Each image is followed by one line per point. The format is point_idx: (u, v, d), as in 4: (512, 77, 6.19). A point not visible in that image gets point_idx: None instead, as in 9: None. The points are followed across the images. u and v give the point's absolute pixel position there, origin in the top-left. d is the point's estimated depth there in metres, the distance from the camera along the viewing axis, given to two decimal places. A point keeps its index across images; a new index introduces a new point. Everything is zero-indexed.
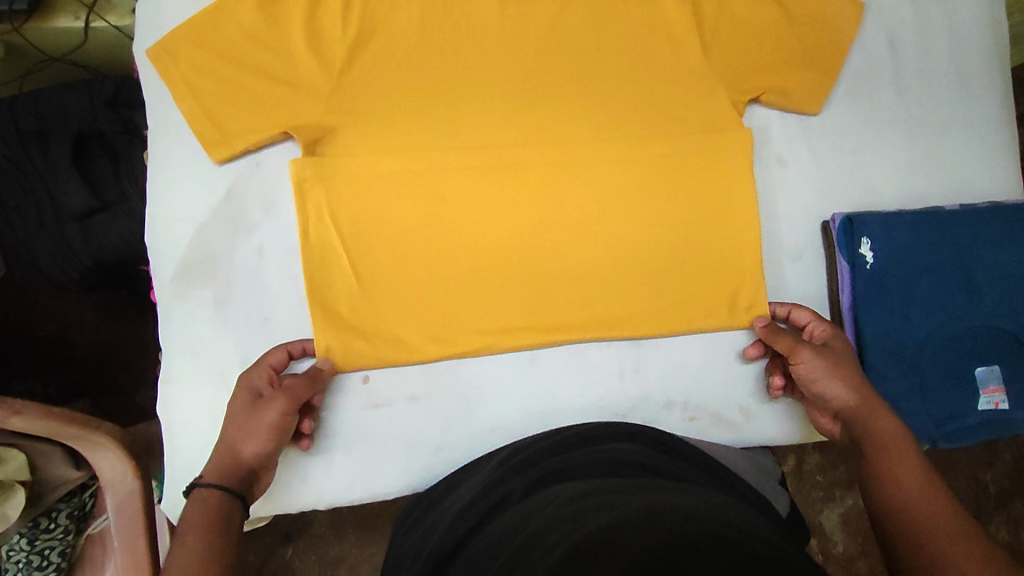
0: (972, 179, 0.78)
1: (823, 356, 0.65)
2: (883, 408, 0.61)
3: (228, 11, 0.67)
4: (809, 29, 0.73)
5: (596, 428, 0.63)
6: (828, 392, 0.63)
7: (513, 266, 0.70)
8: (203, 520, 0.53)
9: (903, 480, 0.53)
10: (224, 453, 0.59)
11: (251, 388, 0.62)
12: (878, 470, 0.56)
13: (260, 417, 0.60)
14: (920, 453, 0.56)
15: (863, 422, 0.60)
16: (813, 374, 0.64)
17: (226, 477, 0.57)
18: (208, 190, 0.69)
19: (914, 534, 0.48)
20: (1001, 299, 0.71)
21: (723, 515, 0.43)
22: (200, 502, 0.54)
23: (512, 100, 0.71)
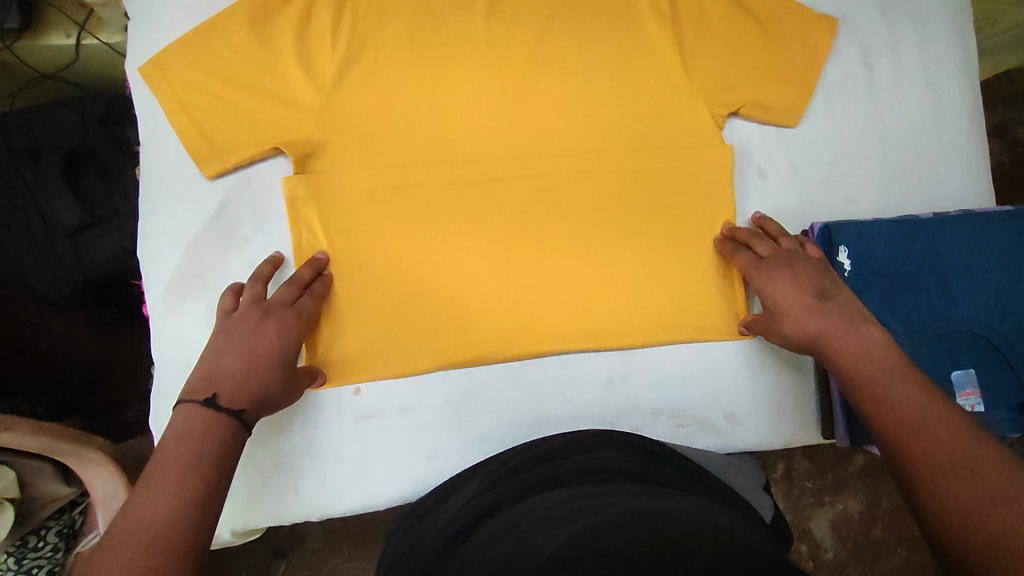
0: (944, 191, 0.78)
1: (764, 278, 0.68)
2: (849, 322, 0.63)
3: (219, 32, 0.68)
4: (788, 40, 0.75)
5: (584, 436, 0.65)
6: (787, 322, 0.66)
7: (503, 277, 0.70)
8: (199, 436, 0.56)
9: (895, 393, 0.56)
10: (239, 371, 0.60)
11: (286, 325, 0.63)
12: (866, 388, 0.58)
13: (279, 344, 0.62)
14: (897, 358, 0.59)
15: (825, 347, 0.62)
16: (768, 304, 0.67)
17: (244, 401, 0.59)
18: (199, 206, 0.69)
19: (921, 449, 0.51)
20: (977, 303, 0.71)
21: (702, 515, 0.44)
22: (200, 413, 0.57)
23: (498, 116, 0.72)
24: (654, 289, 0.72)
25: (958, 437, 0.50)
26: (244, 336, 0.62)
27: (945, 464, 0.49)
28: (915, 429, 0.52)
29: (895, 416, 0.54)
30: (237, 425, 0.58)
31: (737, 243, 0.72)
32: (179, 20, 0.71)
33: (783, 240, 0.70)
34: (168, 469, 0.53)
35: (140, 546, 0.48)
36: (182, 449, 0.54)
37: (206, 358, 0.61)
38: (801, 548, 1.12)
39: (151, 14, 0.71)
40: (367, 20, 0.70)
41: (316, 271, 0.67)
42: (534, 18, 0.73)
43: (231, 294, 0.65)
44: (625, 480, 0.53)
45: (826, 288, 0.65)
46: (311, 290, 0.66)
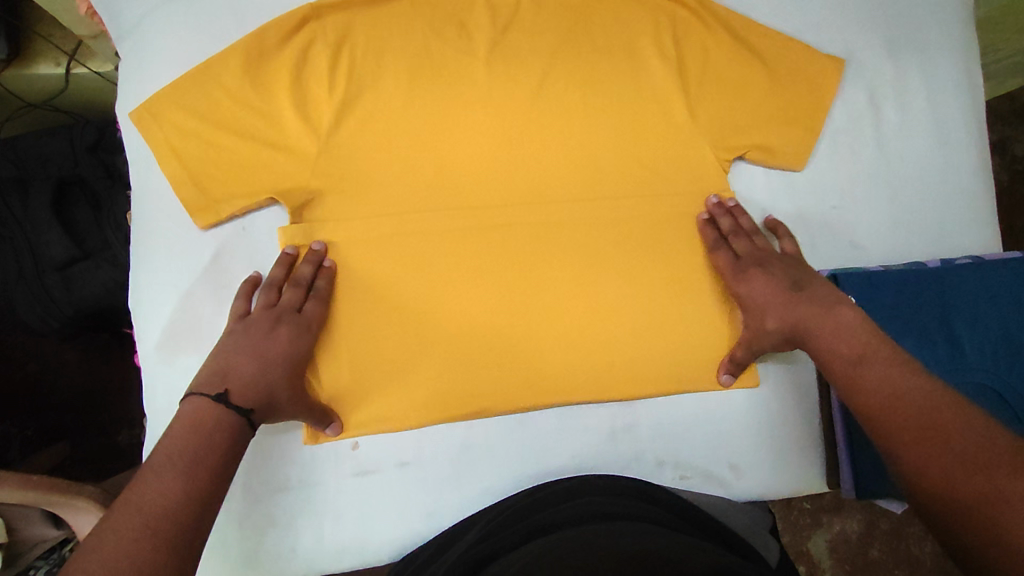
0: (951, 236, 0.77)
1: (741, 281, 0.67)
2: (830, 305, 0.61)
3: (214, 76, 0.66)
4: (793, 82, 0.74)
5: (586, 482, 0.64)
6: (766, 322, 0.65)
7: (505, 323, 0.69)
8: (207, 433, 0.54)
9: (869, 375, 0.55)
10: (251, 371, 0.59)
11: (295, 328, 0.63)
12: (842, 373, 0.57)
13: (288, 353, 0.62)
14: (877, 335, 0.58)
15: (810, 334, 0.61)
16: (748, 306, 0.67)
17: (252, 401, 0.58)
18: (193, 254, 0.67)
19: (898, 427, 0.51)
20: (987, 356, 0.70)
21: (696, 559, 0.45)
22: (199, 408, 0.55)
23: (498, 158, 0.70)
24: (659, 337, 0.71)
25: (932, 410, 0.50)
26: (255, 340, 0.61)
27: (916, 441, 0.49)
28: (889, 409, 0.52)
29: (870, 400, 0.54)
30: (242, 423, 0.56)
31: (717, 237, 0.71)
32: (172, 63, 0.69)
33: (757, 238, 0.70)
34: (174, 464, 0.51)
35: (144, 535, 0.46)
36: (189, 442, 0.53)
37: (215, 356, 0.60)
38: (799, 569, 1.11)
39: (142, 56, 0.69)
40: (364, 62, 0.68)
41: (316, 266, 0.66)
42: (535, 58, 0.71)
43: (243, 298, 0.65)
44: (622, 517, 0.54)
45: (800, 280, 0.65)
46: (314, 291, 0.65)
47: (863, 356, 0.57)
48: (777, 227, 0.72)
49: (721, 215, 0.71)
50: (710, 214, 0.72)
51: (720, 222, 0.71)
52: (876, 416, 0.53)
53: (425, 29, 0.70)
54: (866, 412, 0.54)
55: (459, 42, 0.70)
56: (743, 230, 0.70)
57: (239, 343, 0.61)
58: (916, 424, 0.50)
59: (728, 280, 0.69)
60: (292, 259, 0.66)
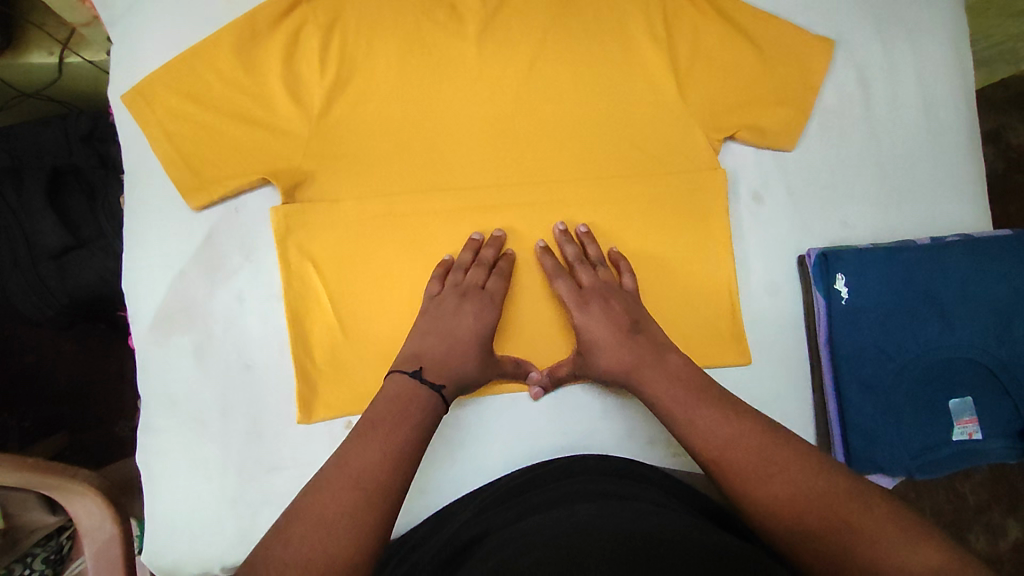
0: (940, 214, 0.77)
1: (581, 310, 0.66)
2: (654, 358, 0.63)
3: (205, 58, 0.66)
4: (783, 63, 0.74)
5: (581, 460, 0.64)
6: (602, 356, 0.64)
7: (497, 305, 0.69)
8: (406, 406, 0.57)
9: (701, 419, 0.57)
10: (442, 352, 0.63)
11: (477, 296, 0.66)
12: (675, 416, 0.59)
13: (477, 327, 0.65)
14: (695, 376, 0.61)
15: (640, 384, 0.62)
16: (582, 336, 0.66)
17: (445, 378, 0.61)
18: (187, 236, 0.68)
19: (731, 474, 0.53)
20: (974, 331, 0.71)
21: (688, 531, 0.46)
22: (400, 384, 0.59)
23: (491, 140, 0.70)
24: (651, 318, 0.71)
25: (759, 450, 0.53)
26: (443, 320, 0.64)
27: (761, 472, 0.52)
28: (724, 454, 0.54)
29: (710, 436, 0.56)
30: (439, 399, 0.59)
31: (559, 265, 0.68)
32: (163, 46, 0.69)
33: (601, 270, 0.69)
34: (383, 427, 0.54)
35: (361, 490, 0.49)
36: (393, 408, 0.56)
37: (410, 339, 0.64)
38: None
39: (133, 40, 0.69)
40: (356, 45, 0.69)
41: (498, 250, 0.69)
42: (527, 40, 0.71)
43: (439, 280, 0.67)
44: (620, 496, 0.54)
45: (640, 321, 0.66)
46: (497, 270, 0.68)
47: (692, 395, 0.59)
48: (620, 260, 0.70)
49: (568, 243, 0.69)
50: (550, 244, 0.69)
51: (565, 251, 0.69)
52: (716, 458, 0.54)
53: (417, 13, 0.70)
54: (701, 457, 0.56)
55: (451, 26, 0.71)
56: (589, 260, 0.69)
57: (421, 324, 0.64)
58: (757, 457, 0.53)
59: (568, 309, 0.67)
60: (478, 245, 0.68)
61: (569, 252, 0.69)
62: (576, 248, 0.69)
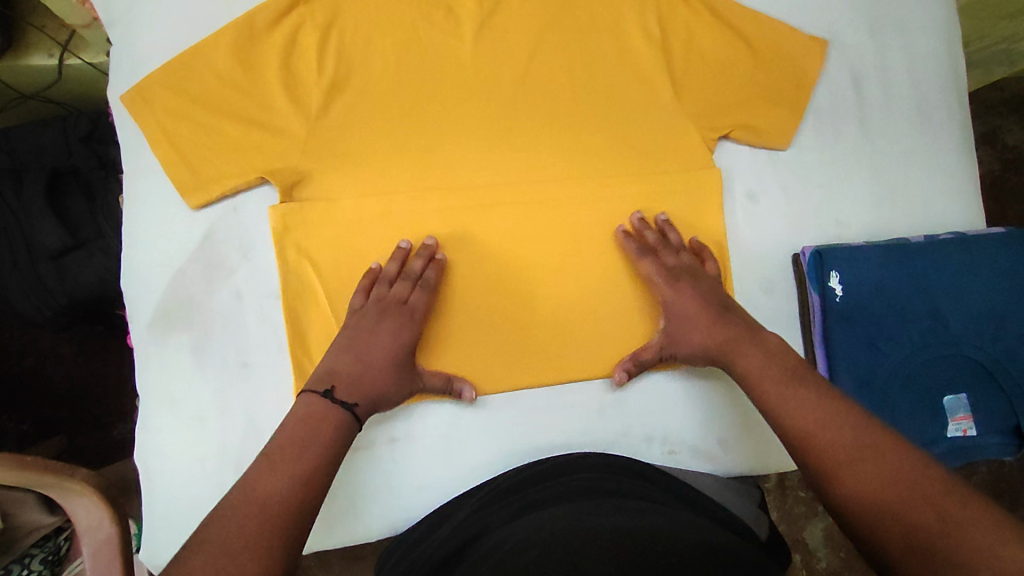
0: (934, 212, 0.78)
1: (673, 289, 0.68)
2: (747, 336, 0.65)
3: (204, 58, 0.67)
4: (777, 63, 0.75)
5: (578, 458, 0.65)
6: (693, 334, 0.67)
7: (494, 303, 0.70)
8: (314, 428, 0.57)
9: (796, 401, 0.57)
10: (355, 370, 0.62)
11: (398, 312, 0.65)
12: (768, 399, 0.60)
13: (393, 345, 0.64)
14: (783, 361, 0.62)
15: (731, 358, 0.64)
16: (672, 316, 0.68)
17: (357, 397, 0.61)
18: (185, 235, 0.68)
19: (816, 452, 0.53)
20: (968, 328, 0.71)
21: (687, 530, 0.46)
22: (307, 404, 0.59)
23: (487, 140, 0.71)
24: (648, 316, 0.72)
25: (855, 433, 0.52)
26: (361, 337, 0.64)
27: (847, 459, 0.51)
28: (814, 435, 0.54)
29: (802, 420, 0.56)
30: (349, 418, 0.59)
31: (642, 248, 0.70)
32: (162, 47, 0.70)
33: (684, 253, 0.71)
34: (291, 451, 0.54)
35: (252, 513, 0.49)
36: (298, 431, 0.56)
37: (327, 357, 0.63)
38: (796, 558, 1.11)
39: (132, 40, 0.70)
40: (353, 45, 0.69)
41: (427, 260, 0.67)
42: (523, 41, 0.72)
43: (363, 292, 0.66)
44: (613, 492, 0.55)
45: (727, 301, 0.68)
46: (422, 281, 0.67)
47: (790, 377, 0.60)
48: (666, 226, 0.71)
49: (647, 229, 0.71)
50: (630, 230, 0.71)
51: (646, 236, 0.71)
52: (806, 439, 0.54)
53: (414, 13, 0.71)
54: (790, 437, 0.56)
55: (447, 26, 0.71)
56: (670, 244, 0.71)
57: (339, 341, 0.64)
58: (849, 445, 0.52)
59: (658, 288, 0.69)
60: (405, 254, 0.67)
61: (648, 237, 0.70)
62: (654, 233, 0.71)
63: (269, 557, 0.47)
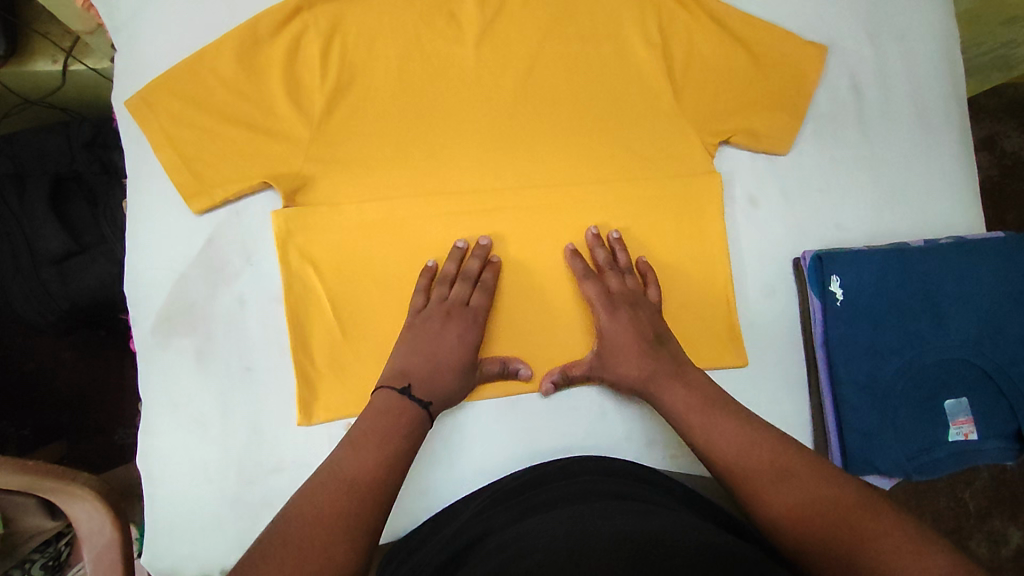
0: (933, 217, 0.78)
1: (609, 316, 0.68)
2: (673, 373, 0.65)
3: (207, 64, 0.67)
4: (777, 68, 0.75)
5: (580, 461, 0.65)
6: (621, 365, 0.67)
7: (496, 308, 0.70)
8: (393, 422, 0.59)
9: (716, 428, 0.60)
10: (427, 371, 0.64)
11: (461, 312, 0.67)
12: (691, 424, 0.61)
13: (460, 345, 0.66)
14: (706, 395, 0.63)
15: (654, 395, 0.65)
16: (605, 342, 0.68)
17: (431, 396, 0.63)
18: (188, 240, 0.68)
19: (741, 474, 0.55)
20: (968, 332, 0.71)
21: (689, 533, 0.46)
22: (386, 400, 0.60)
23: (489, 145, 0.71)
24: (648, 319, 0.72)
25: (772, 455, 0.56)
26: (427, 337, 0.65)
27: (771, 480, 0.54)
28: (737, 458, 0.57)
29: (724, 445, 0.58)
30: (425, 415, 0.61)
31: (588, 269, 0.70)
32: (165, 53, 0.70)
33: (629, 277, 0.70)
34: (372, 439, 0.57)
35: (339, 488, 0.52)
36: (379, 423, 0.58)
37: (396, 356, 0.65)
38: None
39: (136, 47, 0.70)
40: (356, 51, 0.70)
41: (483, 261, 0.69)
42: (524, 47, 0.73)
43: (424, 291, 0.68)
44: (614, 496, 0.55)
45: (661, 335, 0.67)
46: (482, 283, 0.68)
47: (704, 408, 0.62)
48: (648, 271, 0.71)
49: (599, 247, 0.71)
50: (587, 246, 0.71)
51: (597, 256, 0.71)
52: (730, 462, 0.57)
53: (416, 20, 0.71)
54: (713, 460, 0.58)
55: (449, 32, 0.72)
56: (617, 266, 0.70)
57: (405, 339, 0.66)
58: (772, 466, 0.55)
59: (596, 313, 0.68)
60: (462, 254, 0.69)
61: (601, 257, 0.70)
62: (607, 254, 0.71)
63: (355, 534, 0.49)
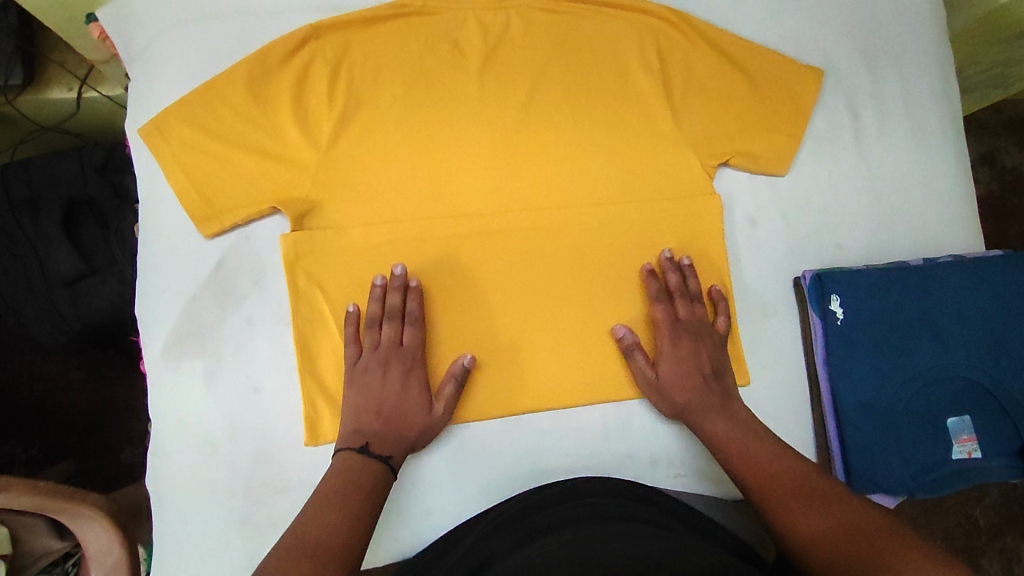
0: (933, 236, 0.79)
1: (675, 341, 0.71)
2: (719, 406, 0.68)
3: (218, 93, 0.69)
4: (774, 92, 0.77)
5: (585, 481, 0.65)
6: (676, 387, 0.69)
7: (499, 329, 0.71)
8: (352, 483, 0.61)
9: (754, 452, 0.64)
10: (379, 422, 0.66)
11: (395, 353, 0.68)
12: (732, 450, 0.66)
13: (404, 390, 0.67)
14: (751, 432, 0.67)
15: (695, 422, 0.68)
16: (665, 363, 0.70)
17: (391, 447, 0.65)
18: (199, 264, 0.70)
19: (772, 494, 0.60)
20: (970, 350, 0.72)
21: (688, 556, 0.47)
22: (339, 463, 0.62)
23: (492, 169, 0.73)
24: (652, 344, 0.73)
25: (805, 476, 0.61)
26: (370, 388, 0.67)
27: (800, 504, 0.58)
28: (770, 477, 0.62)
29: (761, 468, 0.63)
30: (386, 469, 0.63)
31: (661, 290, 0.72)
32: (179, 82, 0.73)
33: (697, 306, 0.73)
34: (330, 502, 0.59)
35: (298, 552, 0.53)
36: (339, 483, 0.61)
37: (346, 414, 0.66)
38: None
39: (150, 76, 0.73)
40: (363, 78, 0.72)
41: (402, 292, 0.69)
42: (526, 73, 0.74)
43: (355, 341, 0.69)
44: (619, 518, 0.55)
45: (719, 369, 0.71)
46: (409, 316, 0.69)
47: (747, 435, 0.66)
48: (688, 270, 0.73)
49: (671, 270, 0.73)
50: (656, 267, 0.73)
51: (669, 278, 0.73)
52: (767, 482, 0.61)
53: (420, 48, 0.73)
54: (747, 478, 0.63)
55: (452, 60, 0.74)
56: (687, 292, 0.73)
57: (351, 393, 0.67)
58: (803, 492, 0.59)
59: (660, 335, 0.71)
60: (382, 291, 0.68)
61: (670, 280, 0.72)
62: (679, 277, 0.73)
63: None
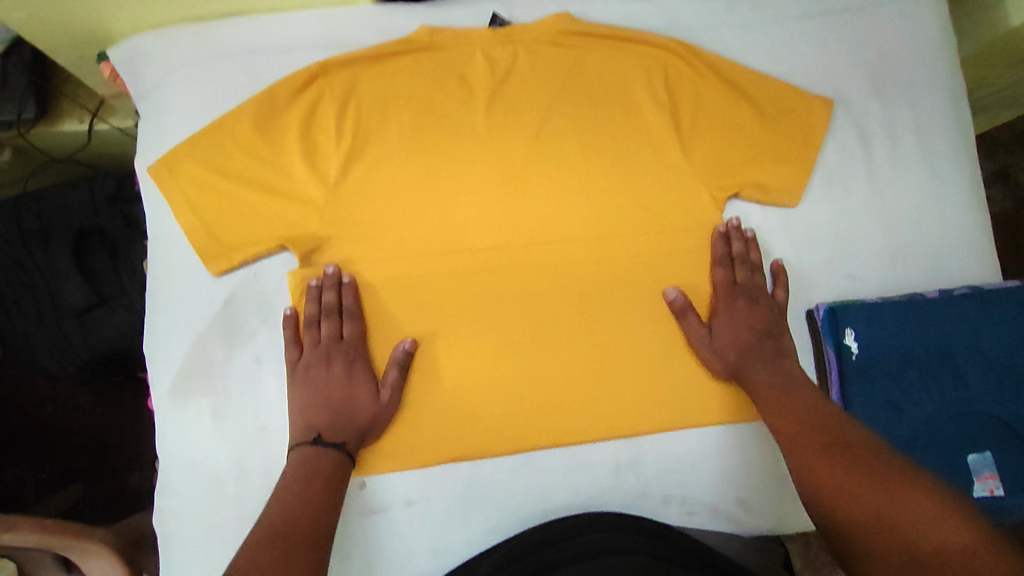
0: (948, 266, 0.78)
1: (730, 300, 0.71)
2: (770, 364, 0.68)
3: (227, 130, 0.70)
4: (784, 121, 0.76)
5: (596, 516, 0.64)
6: (727, 346, 0.70)
7: (507, 363, 0.70)
8: (309, 476, 0.61)
9: (789, 402, 0.64)
10: (329, 415, 0.65)
11: (332, 345, 0.67)
12: (769, 398, 0.66)
13: (350, 382, 0.67)
14: (793, 383, 0.66)
15: (743, 379, 0.68)
16: (718, 322, 0.71)
17: (344, 436, 0.65)
18: (207, 302, 0.70)
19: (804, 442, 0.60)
20: (990, 385, 0.70)
21: None
22: (293, 462, 0.62)
23: (499, 201, 0.73)
24: (702, 309, 0.73)
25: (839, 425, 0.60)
26: (315, 383, 0.66)
27: (827, 453, 0.58)
28: (802, 427, 0.62)
29: (794, 419, 0.63)
30: (343, 457, 0.64)
31: (725, 255, 0.73)
32: (188, 119, 0.73)
33: (757, 273, 0.73)
34: (293, 496, 0.59)
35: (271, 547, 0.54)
36: (297, 477, 0.61)
37: (295, 415, 0.66)
38: None
39: (161, 114, 0.73)
40: (370, 114, 0.72)
41: (336, 288, 0.68)
42: (533, 106, 0.74)
43: (294, 341, 0.68)
44: (629, 553, 0.54)
45: (775, 331, 0.71)
46: (346, 310, 0.68)
47: (789, 386, 0.66)
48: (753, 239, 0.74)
49: (738, 238, 0.73)
50: (728, 231, 0.73)
51: (733, 245, 0.73)
52: (799, 433, 0.61)
53: (426, 81, 0.74)
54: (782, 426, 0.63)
55: (459, 93, 0.74)
56: (749, 261, 0.73)
57: (296, 390, 0.67)
58: (832, 440, 0.59)
59: (716, 296, 0.72)
60: (317, 291, 0.68)
61: (733, 246, 0.73)
62: (744, 244, 0.73)
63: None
